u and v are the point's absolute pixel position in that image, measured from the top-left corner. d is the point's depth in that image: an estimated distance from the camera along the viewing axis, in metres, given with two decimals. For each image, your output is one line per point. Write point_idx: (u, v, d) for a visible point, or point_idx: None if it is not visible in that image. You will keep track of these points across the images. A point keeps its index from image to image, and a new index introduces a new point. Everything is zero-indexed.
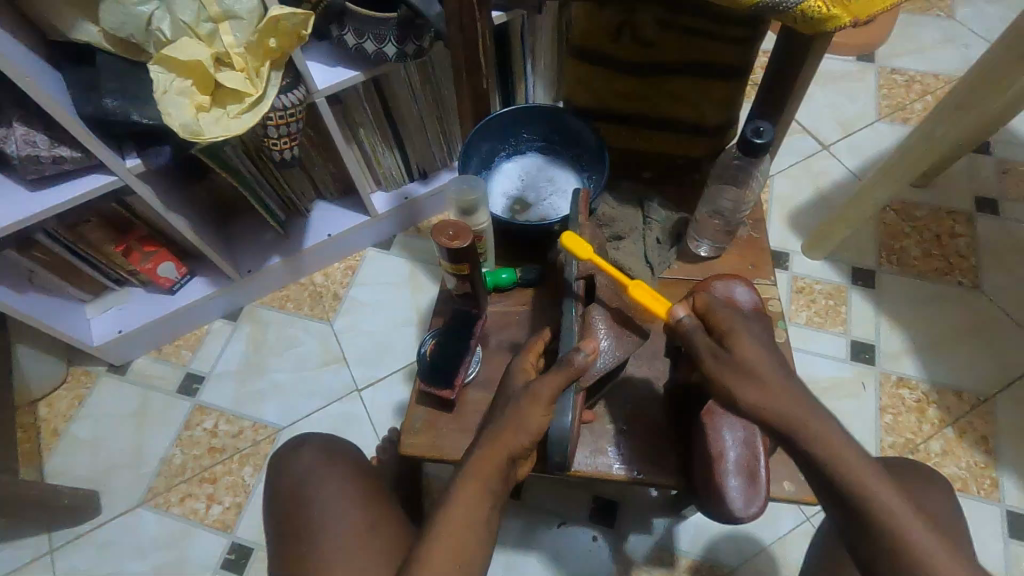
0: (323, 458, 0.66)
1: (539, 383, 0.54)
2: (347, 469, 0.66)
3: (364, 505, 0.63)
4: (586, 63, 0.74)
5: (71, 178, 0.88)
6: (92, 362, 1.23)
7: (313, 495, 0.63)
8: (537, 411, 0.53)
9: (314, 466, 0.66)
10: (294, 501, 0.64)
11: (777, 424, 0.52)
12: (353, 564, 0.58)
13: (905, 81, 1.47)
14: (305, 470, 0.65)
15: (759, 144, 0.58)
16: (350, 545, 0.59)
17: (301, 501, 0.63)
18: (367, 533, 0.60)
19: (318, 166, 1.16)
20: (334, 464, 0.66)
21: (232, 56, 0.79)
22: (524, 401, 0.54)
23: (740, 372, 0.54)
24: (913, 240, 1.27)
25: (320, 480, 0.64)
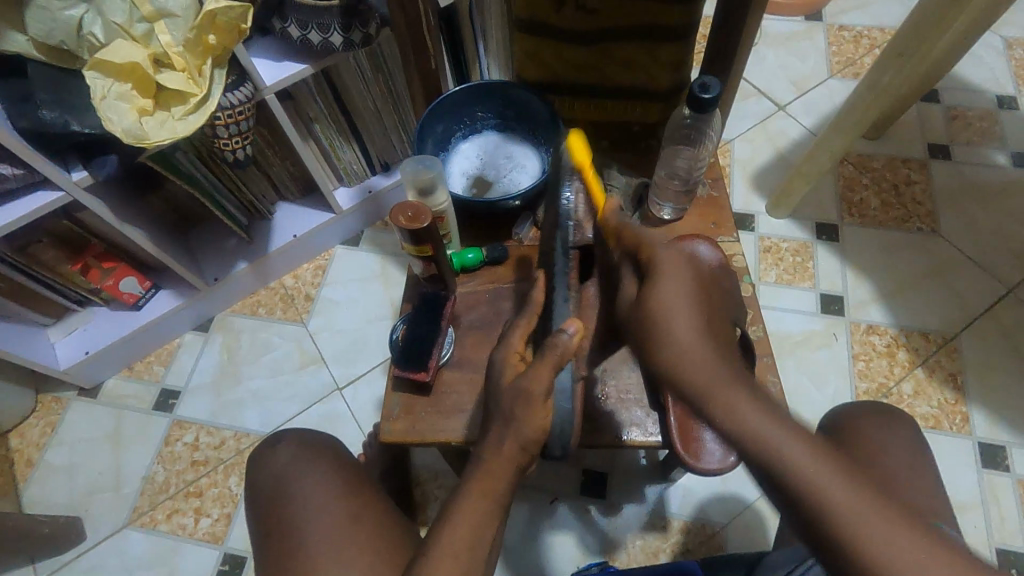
0: (299, 452, 0.66)
1: (531, 380, 0.50)
2: (326, 461, 0.66)
3: (344, 494, 0.63)
4: (533, 36, 0.73)
5: (16, 197, 0.85)
6: (61, 388, 1.20)
7: (291, 489, 0.63)
8: (534, 411, 0.50)
9: (291, 461, 0.65)
10: (274, 498, 0.63)
11: (710, 405, 0.47)
12: (336, 552, 0.58)
13: (853, 37, 1.50)
14: (282, 466, 0.65)
15: (708, 98, 0.58)
16: (331, 534, 0.59)
17: (280, 496, 0.63)
18: (349, 521, 0.60)
19: (276, 166, 1.14)
20: (312, 456, 0.66)
21: (171, 57, 0.76)
22: (521, 405, 0.50)
23: (668, 346, 0.50)
24: (871, 191, 1.29)
25: (297, 474, 0.64)
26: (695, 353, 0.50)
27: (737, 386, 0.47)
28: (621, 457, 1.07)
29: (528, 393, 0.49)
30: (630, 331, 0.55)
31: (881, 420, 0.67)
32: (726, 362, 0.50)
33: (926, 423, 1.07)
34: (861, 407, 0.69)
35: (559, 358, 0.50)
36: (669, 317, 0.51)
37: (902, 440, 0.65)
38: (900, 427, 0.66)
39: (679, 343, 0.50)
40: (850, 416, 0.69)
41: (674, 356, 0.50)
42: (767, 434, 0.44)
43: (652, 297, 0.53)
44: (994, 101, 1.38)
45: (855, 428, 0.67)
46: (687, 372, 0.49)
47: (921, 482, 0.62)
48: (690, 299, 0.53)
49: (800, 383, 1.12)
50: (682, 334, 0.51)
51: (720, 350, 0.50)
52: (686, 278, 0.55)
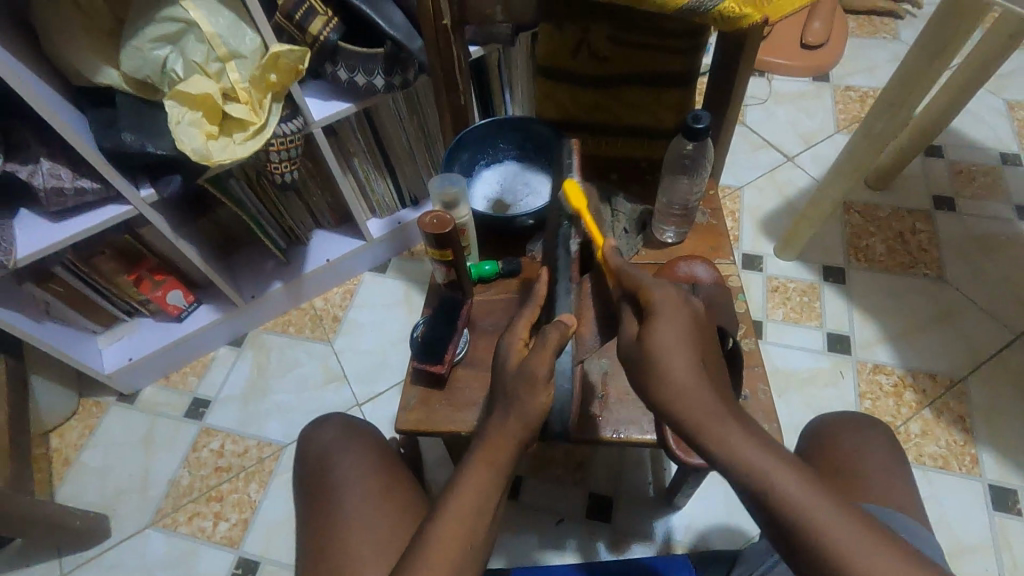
0: (341, 429, 0.72)
1: (532, 363, 0.57)
2: (365, 442, 0.71)
3: (380, 470, 0.68)
4: (552, 81, 0.83)
5: (90, 209, 0.97)
6: (102, 393, 1.28)
7: (333, 459, 0.69)
8: (537, 394, 0.56)
9: (336, 434, 0.72)
10: (315, 468, 0.69)
11: (707, 444, 0.49)
12: (368, 518, 0.64)
13: (859, 97, 1.59)
14: (327, 439, 0.71)
15: (699, 128, 0.66)
16: (365, 502, 0.65)
17: (321, 466, 0.69)
18: (383, 492, 0.66)
19: (316, 196, 1.25)
20: (353, 434, 0.72)
21: (238, 91, 0.88)
22: (525, 388, 0.56)
23: (669, 388, 0.52)
24: (878, 238, 1.34)
25: (340, 446, 0.70)
26: (697, 395, 0.51)
27: (736, 428, 0.50)
28: (627, 482, 1.09)
29: (532, 376, 0.56)
30: (627, 365, 0.56)
31: (860, 427, 0.71)
32: (726, 402, 0.52)
33: (933, 462, 1.08)
34: (841, 416, 0.73)
35: (557, 342, 0.57)
36: (671, 356, 0.53)
37: (880, 445, 0.69)
38: (879, 433, 0.70)
39: (677, 382, 0.52)
40: (831, 423, 0.72)
41: (673, 392, 0.52)
42: (772, 476, 0.47)
43: (652, 338, 0.54)
44: (998, 158, 1.44)
45: (834, 434, 0.71)
46: (690, 414, 0.51)
47: (895, 485, 0.65)
48: (687, 337, 0.54)
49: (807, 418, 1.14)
50: (681, 369, 0.52)
51: (715, 389, 0.52)
52: (685, 315, 0.55)
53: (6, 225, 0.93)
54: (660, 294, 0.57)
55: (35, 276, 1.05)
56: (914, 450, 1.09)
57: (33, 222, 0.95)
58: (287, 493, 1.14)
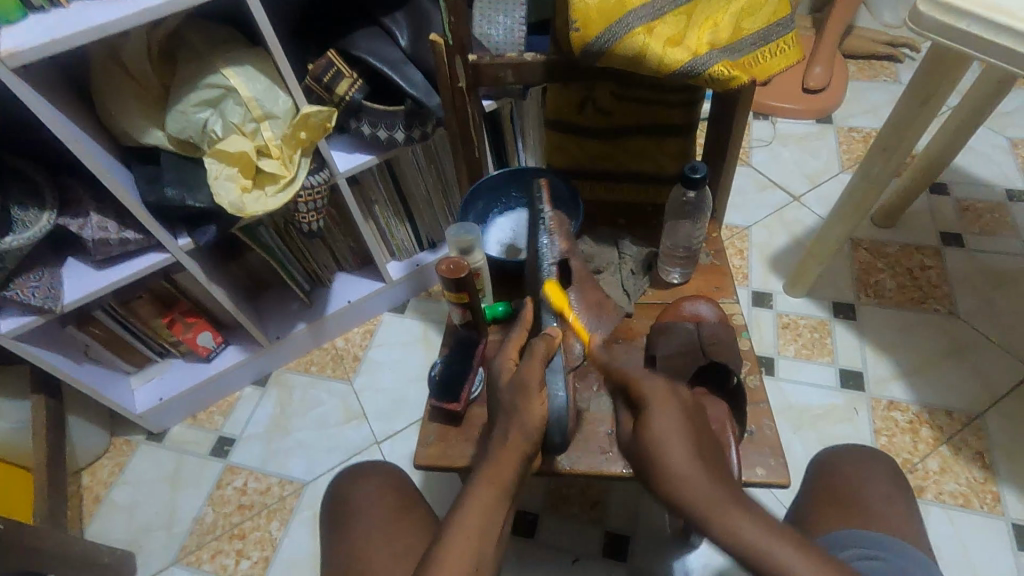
0: (368, 484, 0.79)
1: (525, 376, 0.61)
2: (387, 492, 0.78)
3: (396, 499, 0.77)
4: (561, 133, 0.89)
5: (132, 257, 1.04)
6: (132, 432, 1.33)
7: (354, 499, 0.78)
8: (532, 403, 0.60)
9: (353, 474, 0.81)
10: (343, 512, 0.78)
11: (713, 529, 0.53)
12: (390, 547, 0.72)
13: (862, 137, 1.64)
14: (346, 480, 0.80)
15: (697, 177, 0.72)
16: (385, 532, 0.74)
17: (347, 512, 0.77)
18: (400, 519, 0.75)
19: (340, 242, 1.32)
20: (369, 470, 0.81)
21: (271, 148, 0.96)
22: (520, 395, 0.60)
23: (668, 479, 0.56)
24: (887, 274, 1.36)
25: (358, 483, 0.79)
26: (694, 482, 0.55)
27: (732, 503, 0.53)
28: (644, 520, 1.10)
29: (525, 383, 0.60)
30: (633, 464, 0.61)
31: (863, 460, 0.77)
32: (726, 485, 0.55)
33: (953, 500, 1.07)
34: (846, 448, 0.79)
35: (544, 350, 0.61)
36: (664, 450, 0.57)
37: (881, 474, 0.75)
38: (879, 463, 0.76)
39: (670, 471, 0.56)
40: (837, 454, 0.78)
41: (668, 483, 0.56)
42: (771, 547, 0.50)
43: (645, 432, 0.60)
44: (1004, 194, 1.46)
45: (839, 466, 0.77)
46: (688, 499, 0.55)
47: (894, 514, 0.71)
48: (679, 426, 0.59)
49: None
50: (674, 460, 0.56)
51: (713, 472, 0.56)
52: (675, 405, 0.61)
53: (55, 273, 1.00)
54: (648, 383, 0.63)
55: (77, 319, 1.12)
56: (933, 487, 1.09)
57: (80, 270, 1.03)
58: (307, 530, 1.17)
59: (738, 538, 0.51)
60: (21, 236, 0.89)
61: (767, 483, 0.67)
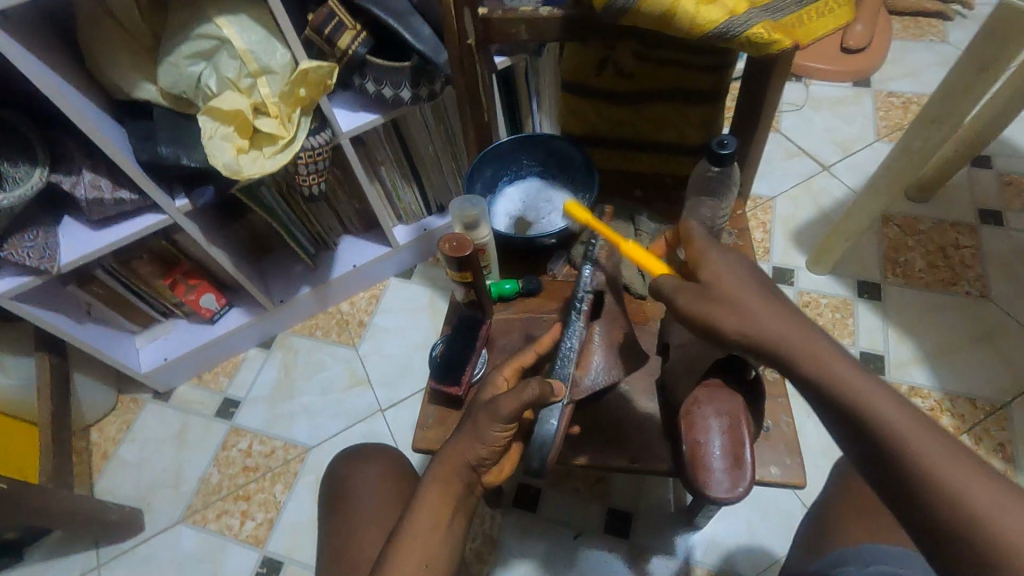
0: (360, 472, 0.77)
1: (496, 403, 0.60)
2: (380, 479, 0.76)
3: (393, 486, 0.75)
4: (578, 96, 0.83)
5: (128, 217, 1.00)
6: (139, 390, 1.33)
7: (350, 484, 0.76)
8: (492, 427, 0.59)
9: (350, 459, 0.79)
10: (335, 499, 0.75)
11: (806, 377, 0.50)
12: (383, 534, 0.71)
13: (901, 102, 1.53)
14: (339, 465, 0.78)
15: (724, 154, 0.64)
16: (381, 517, 0.72)
17: (341, 500, 0.75)
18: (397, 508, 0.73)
19: (344, 203, 1.27)
20: (368, 456, 0.79)
21: (268, 106, 0.90)
22: (483, 420, 0.59)
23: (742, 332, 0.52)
24: (917, 252, 1.29)
25: (354, 471, 0.77)
26: (776, 332, 0.51)
27: (876, 390, 0.49)
28: (649, 499, 1.08)
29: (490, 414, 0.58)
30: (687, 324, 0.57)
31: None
32: (806, 330, 0.52)
33: None
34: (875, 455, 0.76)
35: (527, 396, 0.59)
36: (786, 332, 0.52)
37: None
38: None
39: (799, 352, 0.51)
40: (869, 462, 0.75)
41: (802, 370, 0.51)
42: (916, 434, 0.47)
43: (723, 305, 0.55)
44: None
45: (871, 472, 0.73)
46: (787, 360, 0.51)
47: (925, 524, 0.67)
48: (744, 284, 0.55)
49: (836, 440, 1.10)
50: (817, 351, 0.51)
51: (801, 327, 0.52)
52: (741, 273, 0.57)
53: (50, 232, 0.97)
54: (720, 270, 0.56)
55: (78, 277, 1.10)
56: None
57: (77, 230, 1.00)
58: (312, 494, 1.17)
59: (879, 427, 0.47)
60: (12, 194, 0.86)
61: (780, 482, 0.64)
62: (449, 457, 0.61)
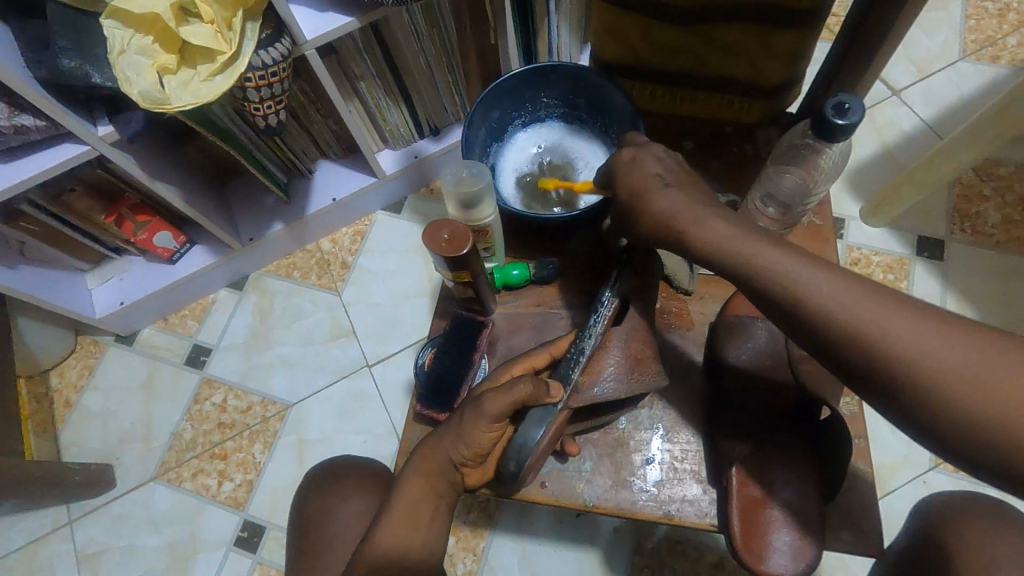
0: (337, 497, 0.64)
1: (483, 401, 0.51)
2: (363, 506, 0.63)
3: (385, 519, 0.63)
4: (621, 10, 0.59)
5: (40, 147, 0.80)
6: (99, 332, 1.19)
7: (328, 513, 0.63)
8: (479, 426, 0.52)
9: (335, 471, 0.66)
10: (310, 533, 0.63)
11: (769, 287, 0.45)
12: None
13: (998, 9, 1.25)
14: (314, 488, 0.65)
15: (840, 126, 0.45)
16: None
17: (318, 534, 0.62)
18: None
19: (317, 123, 1.05)
20: (359, 472, 0.66)
21: (199, 6, 0.67)
22: (468, 416, 0.52)
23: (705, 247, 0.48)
24: (993, 204, 1.10)
25: (338, 489, 0.64)
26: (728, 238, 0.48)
27: (886, 303, 0.42)
28: None
29: (475, 410, 0.51)
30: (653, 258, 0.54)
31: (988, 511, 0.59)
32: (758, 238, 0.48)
33: None
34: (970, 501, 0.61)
35: (524, 394, 0.50)
36: (774, 269, 0.45)
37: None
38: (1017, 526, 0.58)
39: (793, 288, 0.44)
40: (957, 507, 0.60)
41: (799, 307, 0.44)
42: (932, 353, 0.40)
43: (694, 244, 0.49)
44: None
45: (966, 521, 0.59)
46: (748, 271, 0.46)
47: None
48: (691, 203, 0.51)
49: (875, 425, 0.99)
50: (814, 282, 0.44)
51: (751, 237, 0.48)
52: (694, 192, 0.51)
53: None
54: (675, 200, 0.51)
55: (0, 216, 0.92)
56: None
57: None
58: (293, 456, 1.08)
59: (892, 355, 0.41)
60: None
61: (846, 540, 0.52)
62: (428, 446, 0.55)
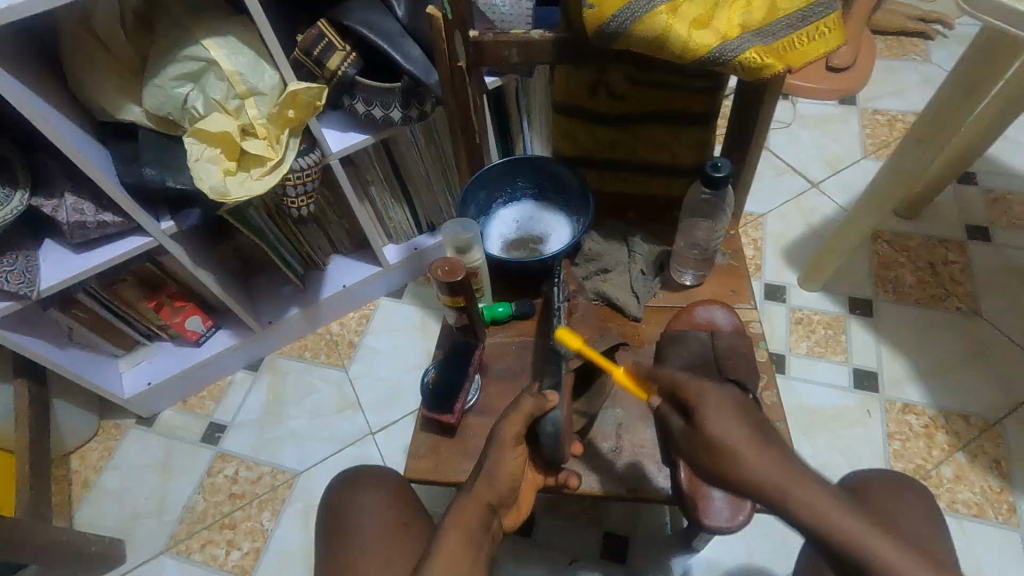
0: (351, 492, 0.75)
1: (506, 429, 0.61)
2: (377, 500, 0.74)
3: (394, 515, 0.73)
4: (570, 119, 0.82)
5: (112, 241, 0.98)
6: (122, 415, 1.29)
7: (345, 507, 0.74)
8: (506, 455, 0.61)
9: (354, 474, 0.77)
10: (333, 521, 0.74)
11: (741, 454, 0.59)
12: (383, 553, 0.70)
13: (887, 120, 1.55)
14: (336, 488, 0.77)
15: (719, 176, 0.65)
16: (379, 547, 0.71)
17: (339, 522, 0.74)
18: (400, 532, 0.72)
19: (333, 223, 1.26)
20: (371, 478, 0.77)
21: (256, 127, 0.89)
22: (496, 449, 0.61)
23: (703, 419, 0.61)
24: (907, 269, 1.30)
25: (360, 481, 0.76)
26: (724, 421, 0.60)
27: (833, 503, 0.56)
28: (646, 521, 1.07)
29: (500, 438, 0.60)
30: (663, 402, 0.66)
31: (890, 488, 0.72)
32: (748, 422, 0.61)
33: (967, 510, 1.04)
34: (874, 473, 0.75)
35: (530, 406, 0.62)
36: (810, 502, 0.56)
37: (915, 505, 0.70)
38: (914, 493, 0.72)
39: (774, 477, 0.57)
40: (862, 478, 0.74)
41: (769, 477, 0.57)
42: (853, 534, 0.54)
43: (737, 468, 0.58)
44: None
45: (867, 488, 0.72)
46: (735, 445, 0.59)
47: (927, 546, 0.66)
48: (708, 392, 0.63)
49: (834, 463, 1.09)
50: (812, 492, 0.56)
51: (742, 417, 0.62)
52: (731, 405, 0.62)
53: (31, 256, 0.94)
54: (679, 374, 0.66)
55: (59, 303, 1.07)
56: (947, 496, 1.05)
57: (58, 254, 0.97)
58: (300, 522, 1.14)
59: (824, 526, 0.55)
60: None
61: None
62: (465, 498, 0.60)
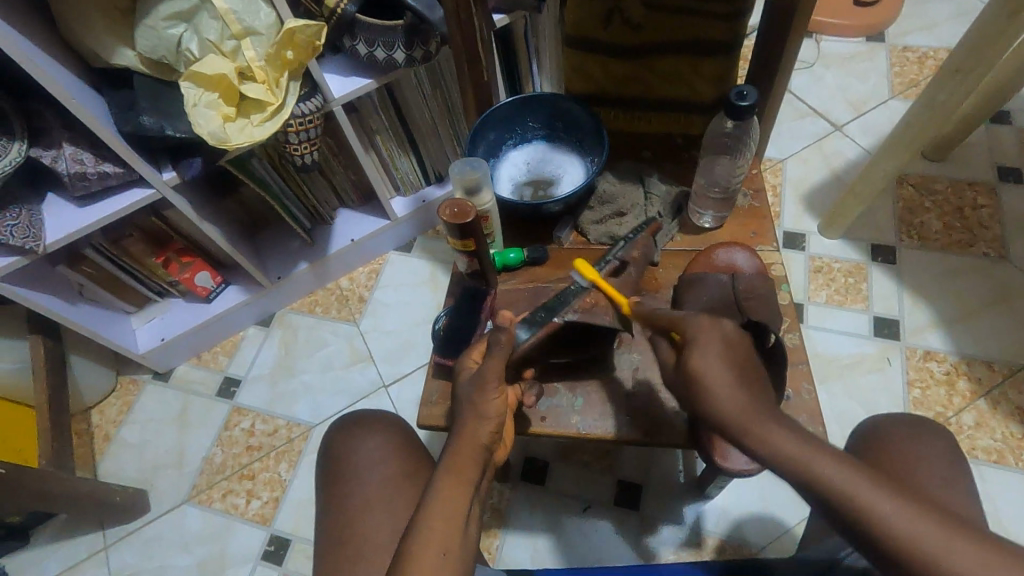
0: (354, 436, 0.76)
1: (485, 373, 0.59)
2: (378, 445, 0.75)
3: (395, 460, 0.74)
4: (584, 53, 0.80)
5: (114, 193, 0.96)
6: (138, 371, 1.30)
7: (347, 450, 0.75)
8: (489, 396, 0.58)
9: (358, 419, 0.79)
10: (334, 463, 0.75)
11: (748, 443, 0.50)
12: (386, 504, 0.71)
13: (917, 57, 1.46)
14: (340, 431, 0.78)
15: (743, 105, 0.63)
16: (378, 490, 0.72)
17: (340, 464, 0.75)
18: (402, 476, 0.73)
19: (339, 173, 1.22)
20: (372, 424, 0.78)
21: (254, 69, 0.85)
22: (477, 391, 0.58)
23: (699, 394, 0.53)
24: (933, 213, 1.25)
25: (361, 430, 0.77)
26: (723, 395, 0.51)
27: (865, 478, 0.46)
28: (659, 469, 1.07)
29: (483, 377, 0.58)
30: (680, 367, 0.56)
31: (918, 435, 0.70)
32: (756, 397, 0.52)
33: (987, 456, 1.02)
34: (895, 419, 0.72)
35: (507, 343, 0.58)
36: (803, 460, 0.47)
37: (935, 450, 0.68)
38: (936, 438, 0.69)
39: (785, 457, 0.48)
40: (884, 424, 0.72)
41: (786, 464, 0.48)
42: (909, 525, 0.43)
43: (712, 405, 0.52)
44: None
45: (887, 436, 0.70)
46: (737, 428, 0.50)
47: (950, 494, 0.65)
48: (726, 356, 0.53)
49: (850, 411, 1.08)
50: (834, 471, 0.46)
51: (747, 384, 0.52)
52: (718, 342, 0.54)
53: (34, 210, 0.93)
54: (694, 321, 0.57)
55: (66, 258, 1.06)
56: (967, 443, 1.03)
57: (61, 207, 0.95)
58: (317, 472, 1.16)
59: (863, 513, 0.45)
60: None
61: None
62: (459, 442, 0.57)
